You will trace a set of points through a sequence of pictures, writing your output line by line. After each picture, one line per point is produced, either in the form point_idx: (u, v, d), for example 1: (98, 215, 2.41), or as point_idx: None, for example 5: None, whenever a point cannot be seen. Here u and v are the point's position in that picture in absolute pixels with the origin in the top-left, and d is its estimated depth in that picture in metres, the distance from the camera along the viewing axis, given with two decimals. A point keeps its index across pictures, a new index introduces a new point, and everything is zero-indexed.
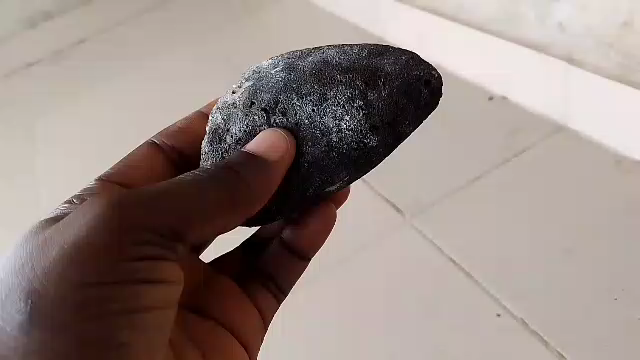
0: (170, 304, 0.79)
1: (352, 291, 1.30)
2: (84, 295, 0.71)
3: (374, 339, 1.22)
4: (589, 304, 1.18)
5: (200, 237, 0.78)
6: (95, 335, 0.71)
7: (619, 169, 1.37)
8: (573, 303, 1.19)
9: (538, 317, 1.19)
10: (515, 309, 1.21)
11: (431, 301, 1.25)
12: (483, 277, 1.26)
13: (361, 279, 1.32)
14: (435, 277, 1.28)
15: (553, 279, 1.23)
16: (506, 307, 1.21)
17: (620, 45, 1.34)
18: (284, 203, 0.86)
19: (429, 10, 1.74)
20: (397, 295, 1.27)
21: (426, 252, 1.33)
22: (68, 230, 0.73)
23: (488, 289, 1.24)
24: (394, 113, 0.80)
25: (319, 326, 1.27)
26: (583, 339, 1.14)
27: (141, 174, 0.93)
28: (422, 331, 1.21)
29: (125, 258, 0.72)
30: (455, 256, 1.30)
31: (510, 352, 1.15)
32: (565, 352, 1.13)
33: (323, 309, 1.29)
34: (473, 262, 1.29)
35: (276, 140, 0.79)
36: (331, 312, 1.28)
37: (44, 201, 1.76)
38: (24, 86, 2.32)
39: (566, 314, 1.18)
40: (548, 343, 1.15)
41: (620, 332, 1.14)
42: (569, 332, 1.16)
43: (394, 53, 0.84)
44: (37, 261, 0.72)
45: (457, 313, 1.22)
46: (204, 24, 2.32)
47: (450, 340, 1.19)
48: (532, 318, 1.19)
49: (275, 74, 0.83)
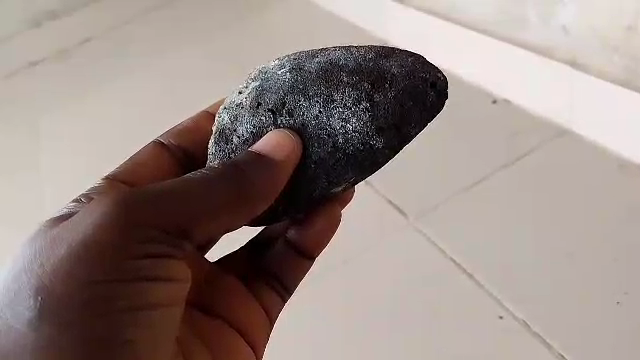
0: (177, 303, 0.80)
1: (354, 291, 1.31)
2: (91, 293, 0.71)
3: (376, 339, 1.23)
4: (591, 307, 1.19)
5: (206, 235, 0.79)
6: (102, 331, 0.72)
7: (623, 173, 1.38)
8: (575, 305, 1.20)
9: (539, 319, 1.19)
10: (517, 311, 1.21)
11: (434, 302, 1.25)
12: (485, 278, 1.27)
13: (364, 280, 1.32)
14: (437, 278, 1.29)
15: (555, 281, 1.23)
16: (507, 309, 1.22)
17: (625, 49, 1.34)
18: (290, 203, 0.86)
19: (433, 12, 1.73)
20: (399, 295, 1.28)
21: (429, 254, 1.33)
22: (76, 228, 0.73)
23: (490, 291, 1.25)
24: (400, 115, 0.80)
25: (321, 326, 1.28)
26: (584, 341, 1.15)
27: (148, 173, 0.93)
28: (424, 332, 1.22)
29: (132, 256, 0.73)
30: (457, 257, 1.31)
31: (510, 354, 1.16)
32: (565, 354, 1.14)
33: (326, 309, 1.30)
34: (475, 263, 1.29)
35: (282, 140, 0.80)
36: (333, 312, 1.29)
37: (48, 202, 1.76)
38: (29, 84, 2.33)
39: (567, 316, 1.18)
40: (548, 345, 1.16)
41: (622, 336, 1.15)
42: (570, 334, 1.16)
43: (400, 54, 0.84)
44: (45, 259, 0.73)
45: (459, 315, 1.23)
46: (210, 21, 2.33)
47: (451, 341, 1.19)
48: (533, 320, 1.19)
49: (282, 75, 0.84)
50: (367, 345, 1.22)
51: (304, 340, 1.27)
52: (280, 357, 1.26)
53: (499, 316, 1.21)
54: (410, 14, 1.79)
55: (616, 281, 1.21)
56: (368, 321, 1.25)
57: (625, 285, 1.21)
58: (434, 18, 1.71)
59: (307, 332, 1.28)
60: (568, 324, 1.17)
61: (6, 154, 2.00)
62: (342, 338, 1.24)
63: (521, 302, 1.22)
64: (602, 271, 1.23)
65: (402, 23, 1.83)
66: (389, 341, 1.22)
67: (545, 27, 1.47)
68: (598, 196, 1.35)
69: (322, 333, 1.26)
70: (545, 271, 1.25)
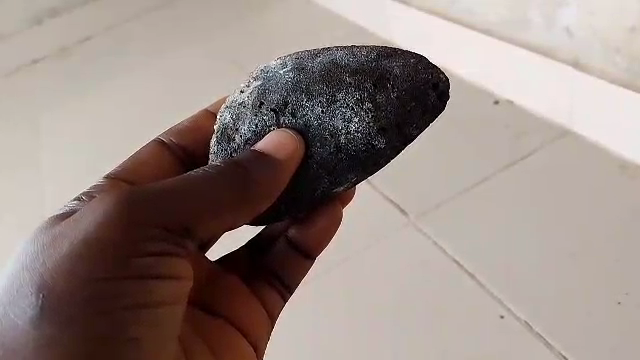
0: (179, 301, 0.80)
1: (355, 290, 1.31)
2: (93, 291, 0.71)
3: (377, 338, 1.23)
4: (592, 308, 1.19)
5: (208, 234, 0.79)
6: (105, 329, 0.72)
7: (624, 173, 1.38)
8: (576, 306, 1.20)
9: (540, 319, 1.19)
10: (519, 311, 1.21)
11: (435, 302, 1.25)
12: (485, 278, 1.27)
13: (364, 279, 1.32)
14: (438, 277, 1.29)
15: (556, 281, 1.23)
16: (509, 309, 1.22)
17: (626, 51, 1.33)
18: (292, 203, 0.86)
19: (433, 13, 1.73)
20: (400, 295, 1.28)
21: (429, 253, 1.33)
22: (78, 226, 0.73)
23: (491, 291, 1.25)
24: (402, 116, 0.81)
25: (321, 325, 1.28)
26: (586, 341, 1.15)
27: (148, 172, 0.93)
28: (424, 331, 1.22)
29: (135, 255, 0.73)
30: (458, 257, 1.31)
31: (511, 353, 1.16)
32: (566, 354, 1.14)
33: (327, 309, 1.30)
34: (476, 263, 1.29)
35: (285, 139, 0.80)
36: (334, 311, 1.29)
37: (48, 200, 1.75)
38: (29, 82, 2.34)
39: (568, 316, 1.18)
40: (549, 345, 1.16)
41: (623, 336, 1.15)
42: (571, 334, 1.16)
43: (403, 54, 0.84)
44: (47, 257, 0.73)
45: (460, 315, 1.23)
46: (209, 21, 2.33)
47: (452, 340, 1.20)
48: (534, 320, 1.19)
49: (284, 74, 0.84)
50: (369, 345, 1.22)
51: (304, 339, 1.27)
52: (281, 356, 1.26)
53: (500, 316, 1.21)
54: (412, 14, 1.79)
55: (616, 281, 1.22)
56: (369, 321, 1.25)
57: (626, 286, 1.21)
58: (435, 18, 1.71)
59: (308, 331, 1.28)
60: (570, 324, 1.17)
61: (6, 152, 2.01)
62: (343, 338, 1.24)
63: (523, 302, 1.22)
64: (603, 272, 1.23)
65: (403, 23, 1.82)
66: (390, 340, 1.22)
67: (546, 28, 1.47)
68: (599, 197, 1.35)
69: (323, 333, 1.26)
70: (546, 271, 1.25)
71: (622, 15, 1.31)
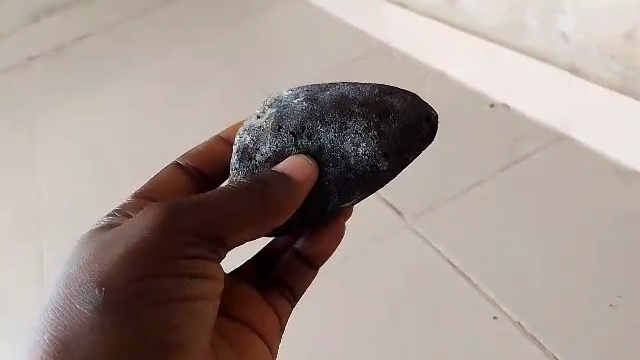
0: (208, 303, 0.84)
1: (356, 293, 1.36)
2: (132, 288, 0.77)
3: (378, 339, 1.27)
4: (587, 313, 1.23)
5: (235, 243, 0.84)
6: (141, 324, 0.76)
7: (619, 178, 1.42)
8: (573, 312, 1.24)
9: (535, 321, 1.24)
10: (516, 316, 1.26)
11: (434, 304, 1.30)
12: (482, 280, 1.31)
13: (365, 282, 1.37)
14: (439, 279, 1.33)
15: (553, 285, 1.28)
16: (505, 312, 1.26)
17: (621, 56, 1.37)
18: (304, 217, 0.91)
19: (431, 16, 1.78)
20: (400, 297, 1.33)
21: (429, 256, 1.38)
22: (121, 232, 0.80)
23: (488, 293, 1.29)
24: (403, 143, 0.86)
25: (321, 325, 1.33)
26: (582, 343, 1.19)
27: (166, 190, 0.98)
28: (423, 333, 1.26)
29: (163, 273, 0.78)
30: (455, 260, 1.36)
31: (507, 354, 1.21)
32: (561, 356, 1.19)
33: (329, 312, 1.34)
34: (473, 267, 1.34)
35: (301, 163, 0.85)
36: (335, 312, 1.34)
37: (44, 198, 1.80)
38: (23, 81, 2.38)
39: (565, 319, 1.23)
40: (545, 347, 1.20)
41: (619, 339, 1.19)
42: (566, 336, 1.21)
43: (401, 91, 0.90)
44: (91, 261, 0.79)
45: (461, 322, 1.27)
46: (212, 19, 2.37)
47: (451, 339, 1.24)
48: (529, 322, 1.24)
49: (297, 103, 0.89)
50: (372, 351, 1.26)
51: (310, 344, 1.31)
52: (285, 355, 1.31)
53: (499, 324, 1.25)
54: (411, 16, 1.83)
55: (611, 285, 1.26)
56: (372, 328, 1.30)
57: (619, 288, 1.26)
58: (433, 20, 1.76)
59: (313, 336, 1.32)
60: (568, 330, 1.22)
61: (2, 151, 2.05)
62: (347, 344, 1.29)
63: (520, 308, 1.27)
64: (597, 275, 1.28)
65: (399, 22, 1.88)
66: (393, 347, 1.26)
67: (543, 30, 1.51)
68: (594, 201, 1.40)
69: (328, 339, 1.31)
70: (543, 277, 1.30)
71: (620, 18, 1.34)
